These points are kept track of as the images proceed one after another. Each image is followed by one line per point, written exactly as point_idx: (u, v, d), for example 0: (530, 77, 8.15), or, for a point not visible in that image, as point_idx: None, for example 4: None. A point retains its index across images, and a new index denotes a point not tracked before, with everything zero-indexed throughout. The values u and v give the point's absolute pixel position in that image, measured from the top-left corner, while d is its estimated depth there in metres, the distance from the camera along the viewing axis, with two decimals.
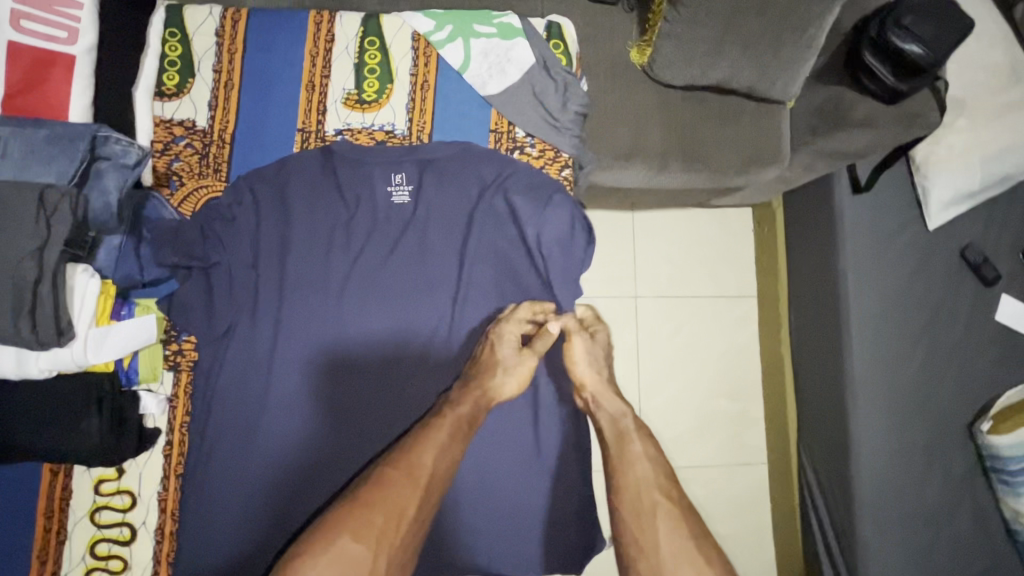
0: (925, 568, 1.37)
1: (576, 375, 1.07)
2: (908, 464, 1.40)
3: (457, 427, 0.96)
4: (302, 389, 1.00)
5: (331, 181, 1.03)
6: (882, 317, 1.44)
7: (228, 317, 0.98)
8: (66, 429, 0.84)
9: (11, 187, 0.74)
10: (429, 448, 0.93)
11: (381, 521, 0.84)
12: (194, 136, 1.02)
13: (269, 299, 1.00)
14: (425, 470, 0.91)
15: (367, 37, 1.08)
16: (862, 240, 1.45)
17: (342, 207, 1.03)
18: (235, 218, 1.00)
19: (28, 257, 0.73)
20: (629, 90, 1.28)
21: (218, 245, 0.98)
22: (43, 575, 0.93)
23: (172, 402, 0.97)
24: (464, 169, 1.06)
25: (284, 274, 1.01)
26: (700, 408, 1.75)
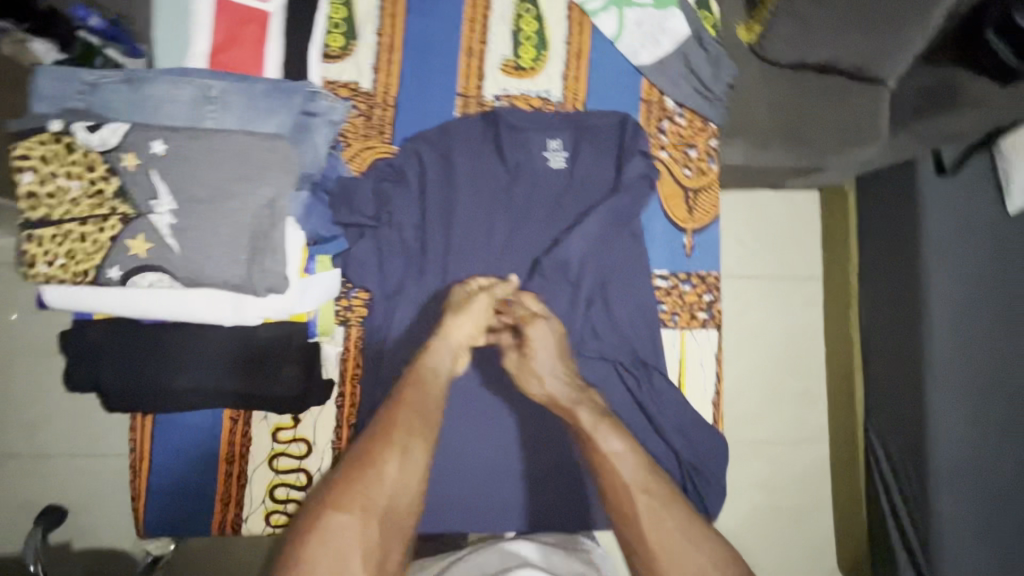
0: (1003, 543, 1.36)
1: (698, 339, 1.08)
2: (989, 441, 1.38)
3: (419, 383, 0.89)
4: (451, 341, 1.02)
5: (489, 145, 1.06)
6: (965, 301, 1.41)
7: (394, 275, 1.01)
8: (271, 374, 0.88)
9: (248, 138, 0.76)
10: (407, 414, 0.86)
11: (356, 487, 0.79)
12: (360, 98, 1.04)
13: (428, 257, 1.02)
14: (402, 435, 0.84)
15: (522, 4, 1.09)
16: (945, 217, 1.43)
17: (500, 170, 1.06)
18: (401, 177, 1.03)
19: (263, 206, 0.76)
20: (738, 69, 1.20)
21: (390, 202, 1.02)
22: (227, 516, 0.97)
23: (345, 353, 1.01)
24: (617, 137, 1.08)
25: (444, 235, 1.03)
26: (772, 384, 1.79)
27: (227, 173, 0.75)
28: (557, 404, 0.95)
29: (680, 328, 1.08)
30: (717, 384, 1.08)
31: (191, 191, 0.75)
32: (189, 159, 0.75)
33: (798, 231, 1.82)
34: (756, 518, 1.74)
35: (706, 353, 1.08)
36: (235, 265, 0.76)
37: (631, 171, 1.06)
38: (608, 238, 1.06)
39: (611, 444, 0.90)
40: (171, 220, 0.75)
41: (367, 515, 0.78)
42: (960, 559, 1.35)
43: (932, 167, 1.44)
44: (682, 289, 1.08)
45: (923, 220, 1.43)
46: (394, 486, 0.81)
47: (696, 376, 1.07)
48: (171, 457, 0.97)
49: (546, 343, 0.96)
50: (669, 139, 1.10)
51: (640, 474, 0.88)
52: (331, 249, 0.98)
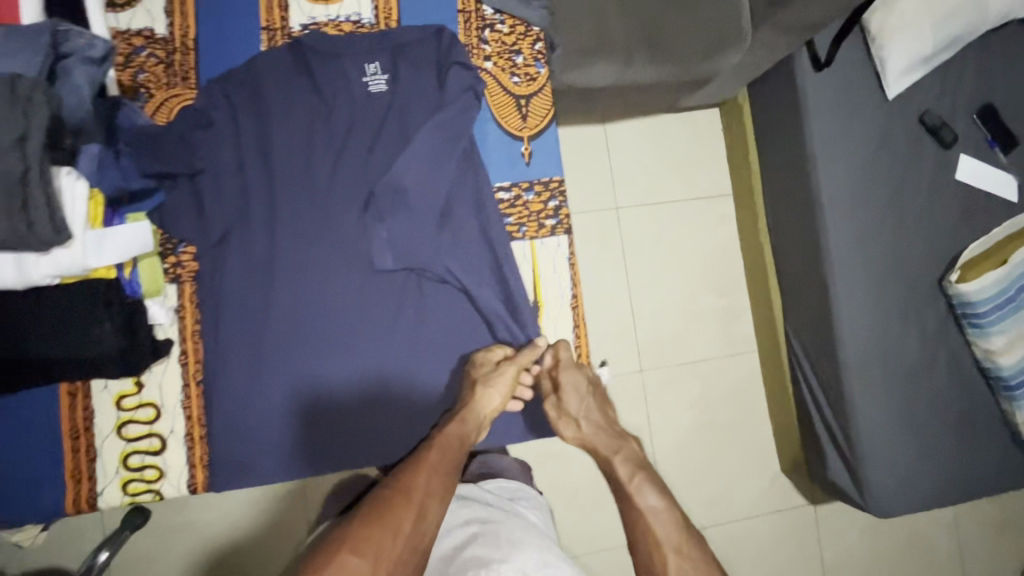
0: (914, 415, 1.39)
1: (551, 250, 1.07)
2: (887, 320, 1.40)
3: (446, 447, 0.90)
4: (293, 291, 1.00)
5: (303, 78, 1.02)
6: (850, 189, 1.41)
7: (222, 224, 0.98)
8: (77, 335, 0.84)
9: None
10: (427, 464, 0.86)
11: (376, 539, 0.74)
12: (155, 45, 0.99)
13: (257, 203, 0.99)
14: (420, 487, 0.82)
15: None
16: (825, 110, 1.41)
17: (320, 102, 1.02)
18: (213, 122, 0.98)
19: (10, 152, 0.71)
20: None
21: (203, 149, 0.97)
22: (81, 492, 0.94)
23: (180, 312, 0.97)
24: (436, 52, 1.04)
25: (271, 177, 1.00)
26: (691, 306, 1.79)
27: None
28: (595, 449, 1.08)
29: (530, 238, 1.07)
30: (573, 288, 1.07)
31: None
32: None
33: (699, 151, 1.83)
34: (693, 439, 1.76)
35: (559, 259, 1.07)
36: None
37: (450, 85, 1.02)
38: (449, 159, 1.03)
39: (645, 498, 0.99)
40: None
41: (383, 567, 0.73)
42: (877, 437, 1.37)
43: (810, 65, 1.41)
44: (526, 199, 1.07)
45: (806, 116, 1.42)
46: (417, 536, 0.77)
47: (552, 283, 1.07)
48: (9, 444, 0.93)
49: (576, 390, 1.07)
50: (492, 48, 1.07)
51: (671, 528, 0.95)
52: (144, 207, 0.95)
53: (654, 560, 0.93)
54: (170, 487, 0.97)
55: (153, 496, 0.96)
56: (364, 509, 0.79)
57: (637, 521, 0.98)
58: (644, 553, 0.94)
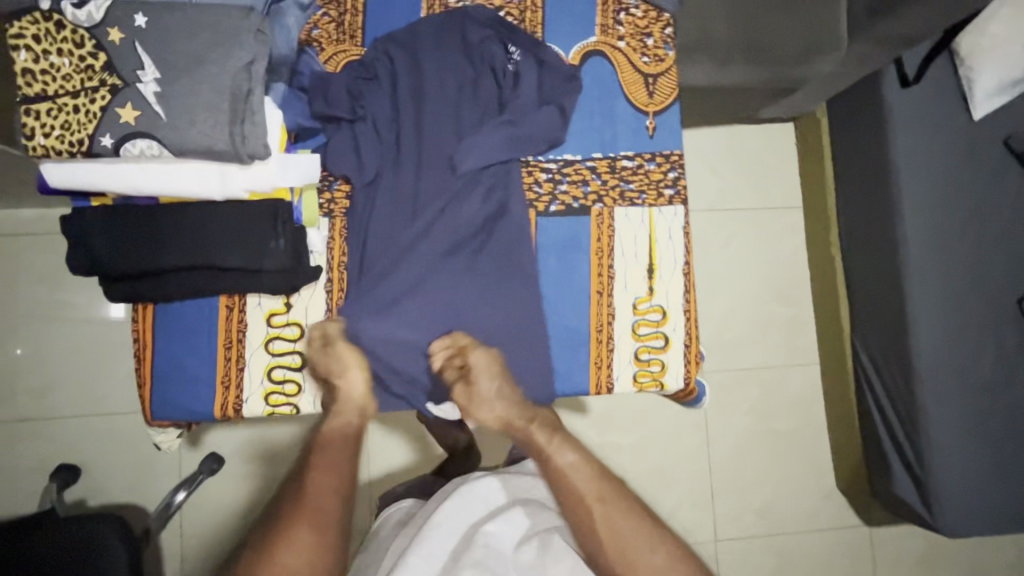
0: (987, 431, 1.38)
1: (661, 224, 1.13)
2: (965, 334, 1.40)
3: (314, 517, 0.95)
4: (432, 230, 1.07)
5: (451, 47, 1.12)
6: (928, 201, 1.43)
7: (377, 167, 1.08)
8: (256, 246, 0.93)
9: (222, 10, 0.82)
10: (318, 479, 0.99)
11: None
12: (330, 6, 1.10)
13: (406, 150, 1.09)
14: (313, 503, 0.96)
15: None
16: (913, 123, 1.43)
17: (465, 69, 1.12)
18: (375, 78, 1.10)
19: (240, 71, 0.82)
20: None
21: (360, 100, 1.08)
22: (228, 398, 1.03)
23: (330, 243, 1.07)
24: (574, 31, 1.15)
25: (415, 129, 1.09)
26: (756, 310, 1.82)
27: (205, 40, 0.81)
28: (511, 423, 1.07)
29: (648, 205, 1.13)
30: (686, 256, 1.13)
31: (173, 60, 0.81)
32: (168, 33, 0.81)
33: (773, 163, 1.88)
34: (746, 443, 1.76)
35: (675, 227, 1.13)
36: (219, 127, 0.82)
37: (573, 89, 1.10)
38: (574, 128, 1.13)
39: (563, 455, 1.07)
40: (156, 87, 0.81)
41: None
42: (947, 450, 1.37)
43: (896, 81, 1.43)
44: (647, 169, 1.14)
45: (891, 130, 1.45)
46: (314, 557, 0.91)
47: (667, 249, 1.12)
48: (171, 346, 1.02)
49: (488, 373, 1.03)
50: (625, 30, 1.16)
51: (589, 480, 1.04)
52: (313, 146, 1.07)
53: (582, 510, 1.01)
54: (306, 402, 1.04)
55: (292, 408, 1.04)
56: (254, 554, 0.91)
57: (563, 491, 1.04)
58: (576, 514, 1.01)
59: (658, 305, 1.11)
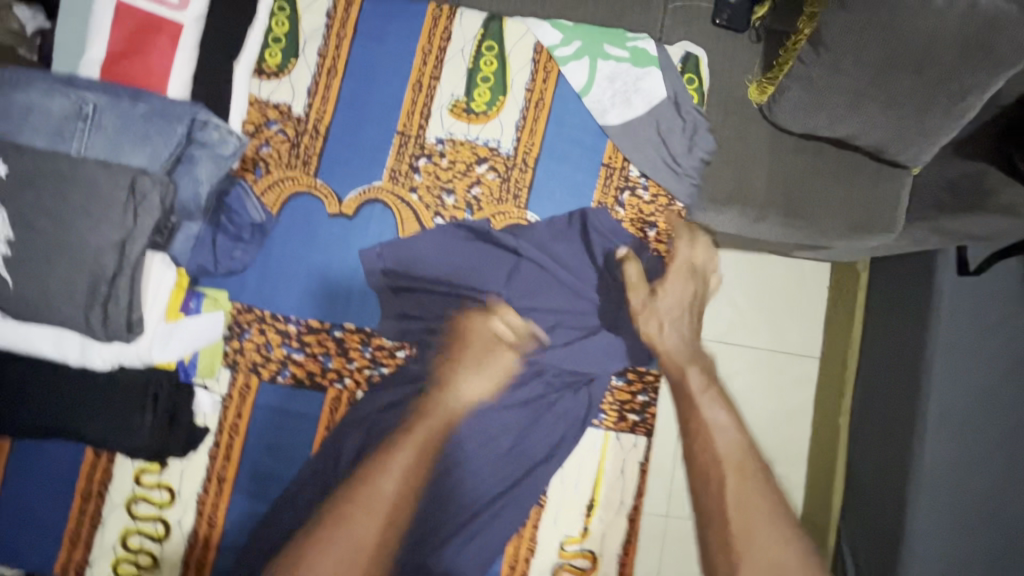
0: None
1: (613, 453, 0.94)
2: None
3: (421, 446, 0.90)
4: (424, 423, 0.91)
5: (584, 228, 0.97)
6: (965, 411, 1.20)
7: (453, 340, 0.94)
8: (118, 421, 0.80)
9: (104, 172, 0.67)
10: (392, 471, 0.89)
11: (339, 544, 0.86)
12: (288, 122, 0.95)
13: (510, 333, 0.95)
14: (387, 495, 0.88)
15: (485, 40, 0.98)
16: (961, 331, 1.23)
17: (558, 250, 0.97)
18: (499, 241, 0.96)
19: (110, 250, 0.67)
20: (740, 123, 1.34)
21: (451, 263, 0.95)
22: (74, 557, 0.90)
23: (227, 402, 0.91)
24: (562, 200, 0.97)
25: (493, 310, 0.95)
26: None
27: (71, 204, 0.66)
28: (671, 361, 0.98)
29: (605, 427, 0.95)
30: (636, 498, 0.94)
31: (33, 220, 0.66)
32: (33, 186, 0.66)
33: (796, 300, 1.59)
34: None
35: (630, 461, 0.94)
36: (73, 310, 0.67)
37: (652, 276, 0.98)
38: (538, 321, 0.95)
39: (711, 413, 1.00)
40: (6, 251, 0.66)
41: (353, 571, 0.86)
42: None
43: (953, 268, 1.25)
44: (614, 384, 0.96)
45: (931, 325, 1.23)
46: (398, 523, 0.88)
47: (614, 487, 0.94)
48: (20, 488, 0.89)
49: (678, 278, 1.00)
50: (627, 211, 0.97)
51: (734, 443, 0.97)
52: (343, 301, 0.93)
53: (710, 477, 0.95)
54: None
55: None
56: (347, 484, 0.89)
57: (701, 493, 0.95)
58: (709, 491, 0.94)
59: (589, 549, 0.93)
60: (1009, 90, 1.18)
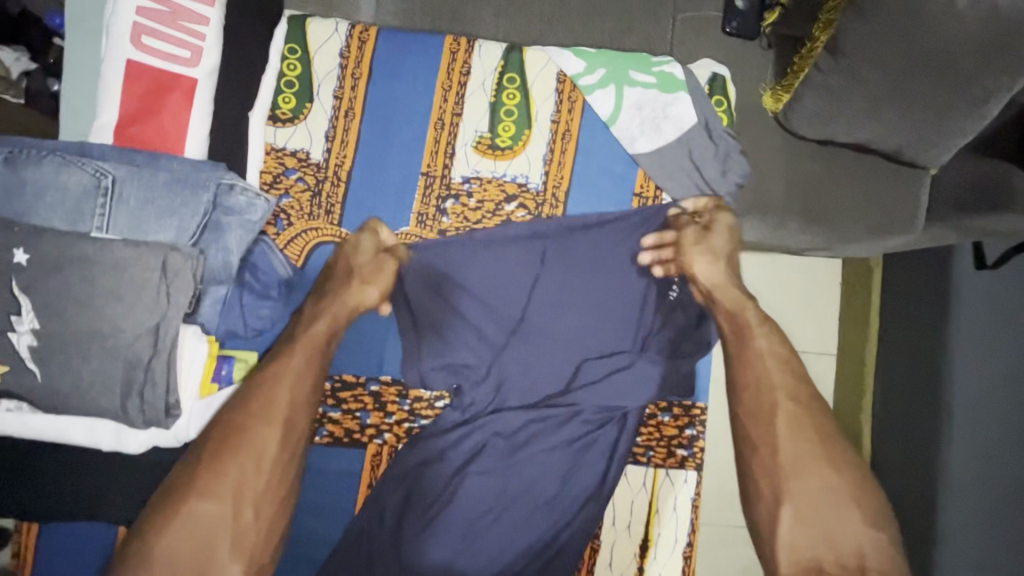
0: None
1: (665, 490, 0.92)
2: None
3: (312, 349, 0.84)
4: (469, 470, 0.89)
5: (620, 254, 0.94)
6: (990, 408, 1.23)
7: (493, 373, 0.91)
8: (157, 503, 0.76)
9: (133, 252, 0.63)
10: (285, 376, 0.81)
11: (239, 460, 0.75)
12: (307, 170, 0.90)
13: (549, 363, 0.92)
14: (285, 402, 0.80)
15: (505, 72, 0.95)
16: (983, 327, 1.26)
17: (595, 278, 0.94)
18: (530, 264, 0.93)
19: (145, 334, 0.63)
20: (758, 133, 1.34)
21: (484, 293, 0.92)
22: None
23: None
24: (596, 231, 0.94)
25: (530, 340, 0.92)
26: None
27: (102, 289, 0.62)
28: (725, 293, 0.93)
29: (654, 465, 0.92)
30: (690, 534, 0.92)
31: (60, 307, 0.62)
32: (60, 273, 0.62)
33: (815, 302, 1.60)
34: None
35: (682, 497, 0.92)
36: (109, 399, 0.64)
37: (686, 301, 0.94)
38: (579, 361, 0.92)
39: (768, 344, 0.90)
40: (33, 342, 0.62)
41: (240, 497, 0.74)
42: None
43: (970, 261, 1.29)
44: (659, 419, 0.93)
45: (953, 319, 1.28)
46: (296, 444, 0.79)
47: (667, 525, 0.92)
48: None
49: (729, 232, 0.95)
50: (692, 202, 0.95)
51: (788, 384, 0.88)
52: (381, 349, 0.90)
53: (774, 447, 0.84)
54: None
55: None
56: (237, 414, 0.78)
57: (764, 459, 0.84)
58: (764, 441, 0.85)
59: None
60: None
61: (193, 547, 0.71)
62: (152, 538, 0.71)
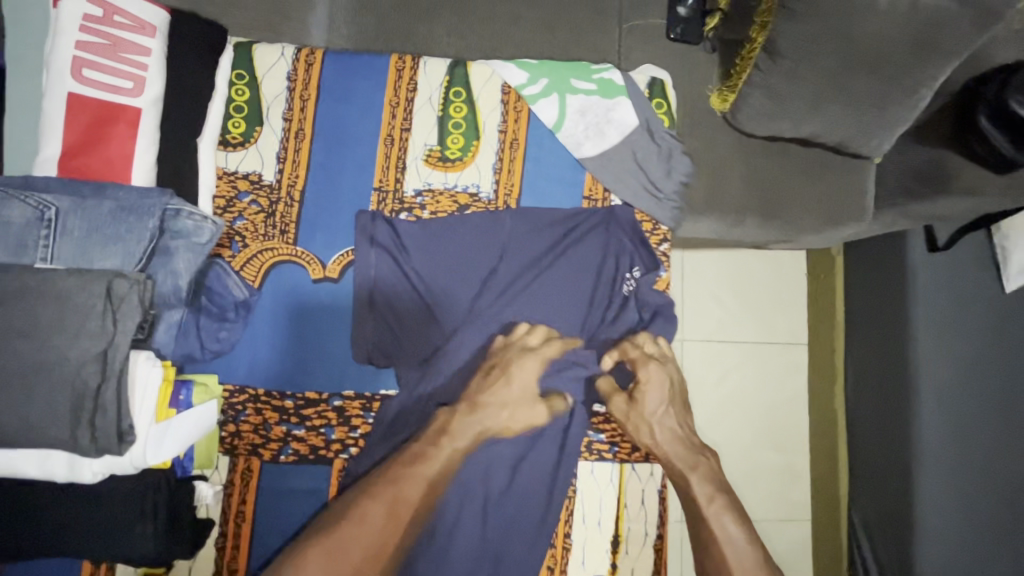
0: None
1: (632, 486, 0.94)
2: (981, 552, 1.24)
3: (454, 458, 0.85)
4: None
5: (570, 248, 0.96)
6: (951, 385, 1.29)
7: (451, 370, 0.91)
8: (116, 534, 0.75)
9: (76, 280, 0.64)
10: (421, 476, 0.81)
11: (355, 559, 0.75)
12: (260, 192, 0.92)
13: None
14: (411, 503, 0.80)
15: (451, 87, 0.98)
16: (935, 306, 1.31)
17: (547, 272, 0.95)
18: (486, 262, 0.94)
19: (91, 362, 0.63)
20: (707, 133, 1.38)
21: (437, 294, 0.93)
22: None
23: (229, 491, 0.87)
24: (547, 234, 0.96)
25: (485, 337, 0.92)
26: (749, 459, 1.61)
27: (47, 320, 0.63)
28: (670, 464, 0.92)
29: (619, 460, 0.94)
30: (660, 526, 0.94)
31: (4, 339, 0.62)
32: (3, 306, 0.62)
33: (781, 292, 1.68)
34: None
35: (649, 490, 0.94)
36: (59, 430, 0.63)
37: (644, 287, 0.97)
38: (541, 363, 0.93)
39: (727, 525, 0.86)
40: None
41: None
42: None
43: (924, 245, 1.34)
44: None
45: (913, 302, 1.32)
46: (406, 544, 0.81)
47: (637, 519, 0.93)
48: None
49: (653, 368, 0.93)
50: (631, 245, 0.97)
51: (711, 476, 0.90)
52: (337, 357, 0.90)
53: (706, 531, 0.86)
54: None
55: None
56: (362, 498, 0.78)
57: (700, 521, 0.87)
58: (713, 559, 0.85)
59: None
60: (958, 76, 1.23)
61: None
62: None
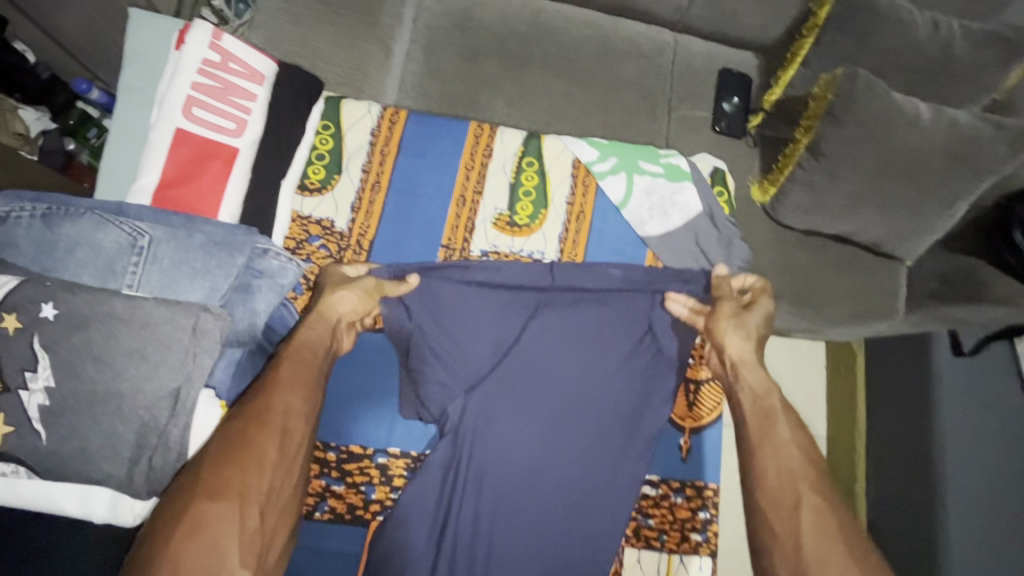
0: None
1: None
2: None
3: (305, 360, 0.76)
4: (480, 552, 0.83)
5: (573, 288, 0.94)
6: (984, 508, 1.18)
7: (495, 434, 0.87)
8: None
9: (165, 310, 0.63)
10: (281, 382, 0.73)
11: (245, 462, 0.65)
12: (331, 237, 0.92)
13: (554, 431, 0.88)
14: (281, 407, 0.71)
15: (525, 156, 1.02)
16: (966, 411, 1.22)
17: (572, 316, 0.93)
18: (538, 330, 0.91)
19: (165, 397, 0.62)
20: (747, 219, 1.39)
21: (471, 355, 0.89)
22: None
23: None
24: (606, 299, 0.94)
25: (530, 399, 0.89)
26: None
27: (126, 350, 0.61)
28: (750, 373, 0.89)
29: (668, 550, 0.89)
30: None
31: (78, 365, 0.60)
32: (85, 329, 0.61)
33: None
34: None
35: None
36: (114, 464, 0.61)
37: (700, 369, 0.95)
38: (589, 439, 0.89)
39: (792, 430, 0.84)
40: (45, 400, 0.59)
41: (249, 500, 0.63)
42: None
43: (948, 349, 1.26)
44: (673, 500, 0.91)
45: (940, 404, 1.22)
46: (297, 448, 0.70)
47: None
48: None
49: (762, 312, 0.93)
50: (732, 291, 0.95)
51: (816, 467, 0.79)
52: (386, 413, 0.89)
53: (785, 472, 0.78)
54: None
55: None
56: (234, 418, 0.69)
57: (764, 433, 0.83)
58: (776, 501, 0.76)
59: None
60: (991, 192, 1.30)
61: (203, 553, 0.59)
62: (155, 550, 0.58)
